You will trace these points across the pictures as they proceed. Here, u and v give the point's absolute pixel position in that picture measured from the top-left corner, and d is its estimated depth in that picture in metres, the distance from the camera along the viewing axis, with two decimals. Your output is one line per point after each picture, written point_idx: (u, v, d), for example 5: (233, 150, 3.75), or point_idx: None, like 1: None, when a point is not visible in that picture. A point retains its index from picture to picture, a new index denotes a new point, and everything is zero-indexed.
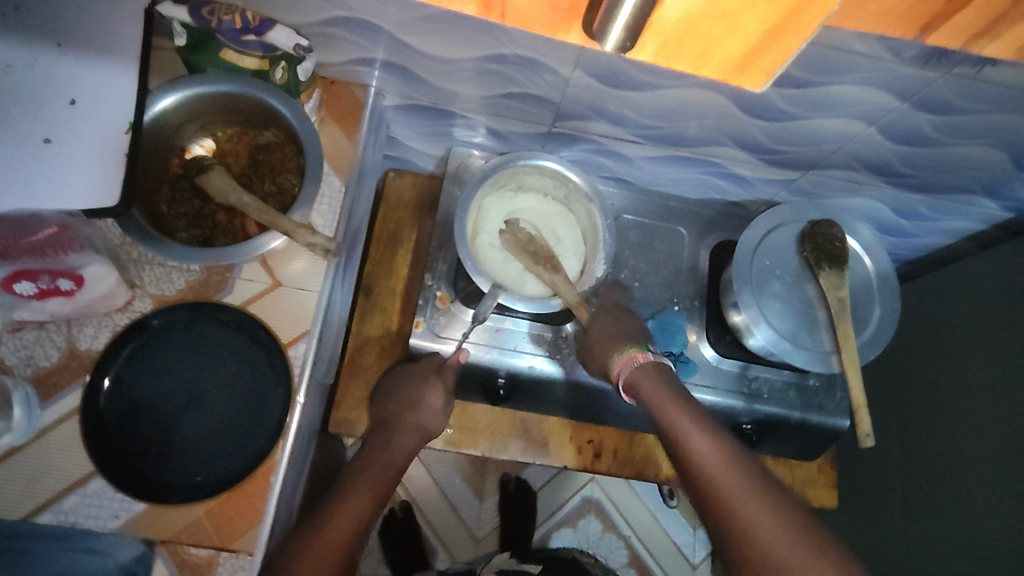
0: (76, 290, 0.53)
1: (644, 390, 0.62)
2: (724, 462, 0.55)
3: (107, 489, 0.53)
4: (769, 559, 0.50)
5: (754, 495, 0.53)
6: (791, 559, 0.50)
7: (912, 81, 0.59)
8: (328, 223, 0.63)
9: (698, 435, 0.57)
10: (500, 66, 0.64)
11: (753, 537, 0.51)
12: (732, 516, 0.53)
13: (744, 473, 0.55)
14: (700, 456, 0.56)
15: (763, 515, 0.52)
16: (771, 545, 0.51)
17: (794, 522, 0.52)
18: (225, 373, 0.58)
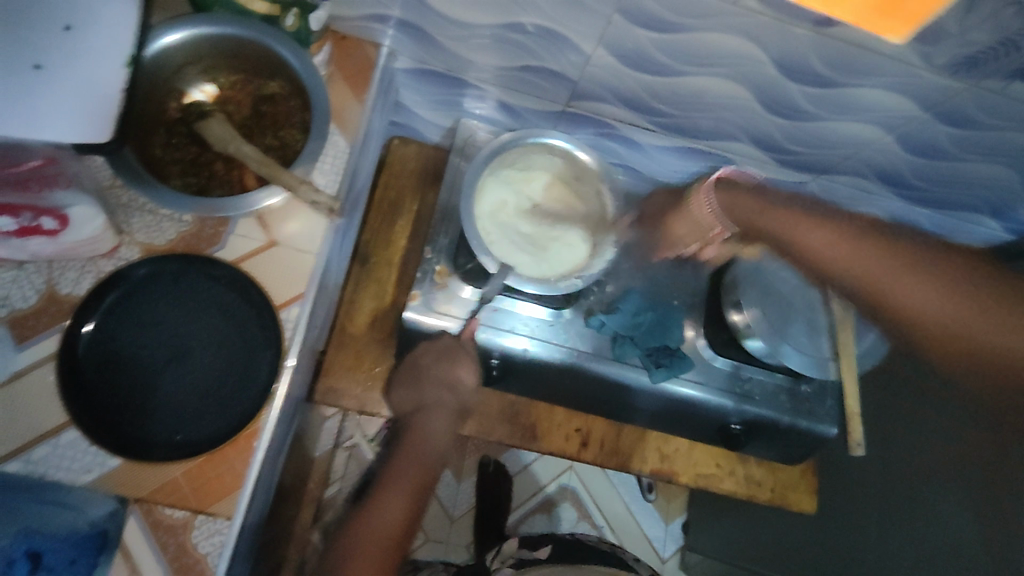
0: (60, 230, 0.51)
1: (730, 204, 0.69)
2: (827, 243, 0.62)
3: (81, 441, 0.51)
4: (875, 270, 0.58)
5: (883, 263, 0.58)
6: (890, 275, 0.57)
7: (938, 91, 0.58)
8: (331, 183, 0.60)
9: (815, 232, 0.63)
10: (519, 36, 0.62)
11: (880, 279, 0.58)
12: (839, 276, 0.61)
13: (886, 253, 0.58)
14: (828, 248, 0.61)
15: (818, 232, 0.63)
16: (922, 307, 0.56)
17: (888, 255, 0.58)
18: (215, 331, 0.55)
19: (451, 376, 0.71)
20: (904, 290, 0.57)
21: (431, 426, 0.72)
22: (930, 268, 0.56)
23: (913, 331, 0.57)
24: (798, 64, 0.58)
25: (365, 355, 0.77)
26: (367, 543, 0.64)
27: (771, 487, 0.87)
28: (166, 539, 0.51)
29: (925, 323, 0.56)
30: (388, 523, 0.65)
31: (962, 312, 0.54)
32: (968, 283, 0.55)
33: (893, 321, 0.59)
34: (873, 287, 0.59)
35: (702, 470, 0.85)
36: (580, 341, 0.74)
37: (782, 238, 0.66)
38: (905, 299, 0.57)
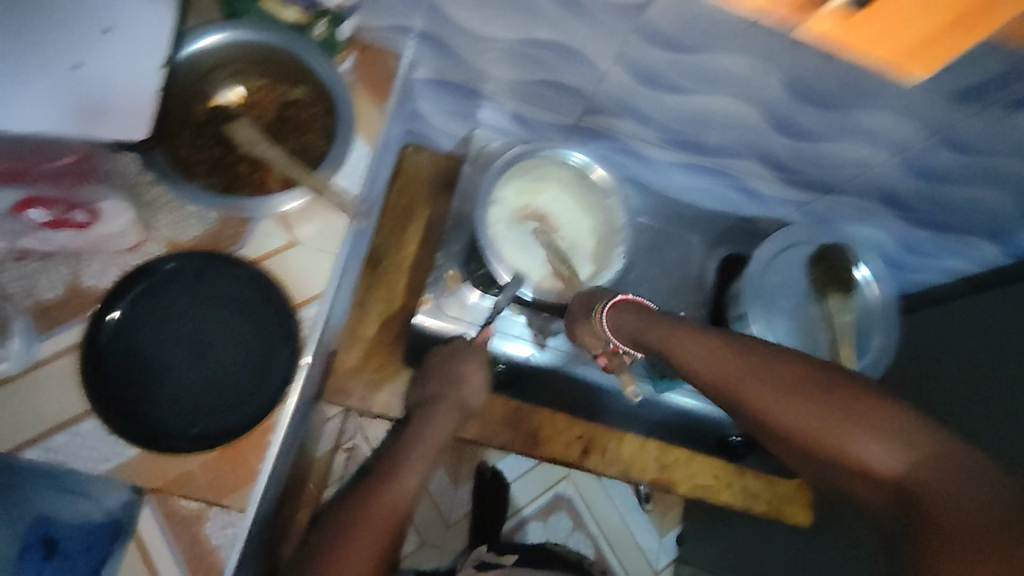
0: (89, 224, 0.52)
1: (630, 327, 0.62)
2: (709, 352, 0.57)
3: (100, 430, 0.52)
4: (824, 423, 0.50)
5: (847, 413, 0.50)
6: (831, 426, 0.50)
7: (941, 117, 0.60)
8: (352, 187, 0.64)
9: (690, 343, 0.57)
10: (538, 51, 0.64)
11: (826, 432, 0.50)
12: (774, 417, 0.53)
13: (745, 360, 0.55)
14: (707, 371, 0.56)
15: (789, 408, 0.52)
16: (870, 460, 0.49)
17: (809, 390, 0.52)
18: (235, 327, 0.57)
19: (457, 374, 0.68)
20: (866, 442, 0.49)
21: (433, 418, 0.67)
22: (881, 415, 0.49)
23: (862, 484, 0.50)
24: (807, 88, 0.60)
25: (372, 356, 0.78)
26: (362, 525, 0.57)
27: (768, 500, 0.88)
28: (180, 530, 0.53)
29: (872, 495, 0.50)
30: (384, 508, 0.59)
31: (921, 465, 0.47)
32: (921, 431, 0.48)
33: (811, 461, 0.52)
34: (817, 436, 0.51)
35: (702, 482, 0.85)
36: None
37: (662, 353, 0.60)
38: (862, 457, 0.49)
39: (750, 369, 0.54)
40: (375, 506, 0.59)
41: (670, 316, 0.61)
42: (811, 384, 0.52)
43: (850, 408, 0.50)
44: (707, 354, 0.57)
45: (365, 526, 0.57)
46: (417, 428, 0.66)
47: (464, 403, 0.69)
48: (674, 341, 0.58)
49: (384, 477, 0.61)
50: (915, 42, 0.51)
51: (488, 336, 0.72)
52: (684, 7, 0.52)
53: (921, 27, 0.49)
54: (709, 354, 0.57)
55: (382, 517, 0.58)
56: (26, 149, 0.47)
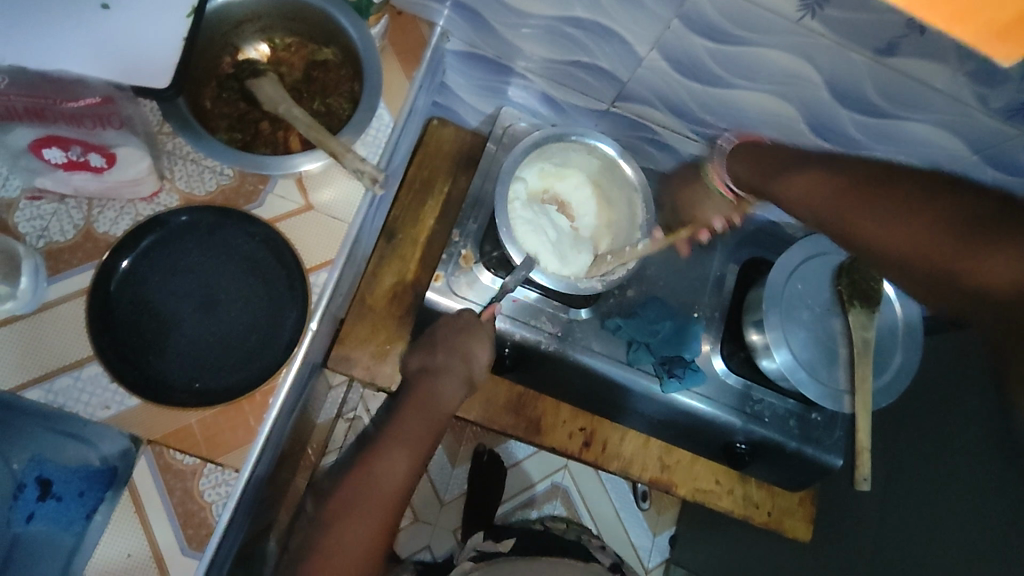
0: (105, 168, 0.52)
1: (736, 168, 0.67)
2: (817, 182, 0.56)
3: (102, 377, 0.52)
4: (947, 244, 0.46)
5: (944, 237, 0.46)
6: (954, 246, 0.46)
7: (990, 134, 0.57)
8: (372, 155, 0.63)
9: (796, 176, 0.58)
10: (573, 30, 0.61)
11: (946, 253, 0.46)
12: (859, 227, 0.52)
13: (835, 178, 0.55)
14: (800, 197, 0.58)
15: (875, 212, 0.51)
16: (991, 274, 0.43)
17: (925, 197, 0.48)
18: (244, 285, 0.56)
19: (467, 353, 0.63)
20: (984, 260, 0.44)
21: (442, 390, 0.63)
22: (1012, 230, 0.44)
23: (955, 299, 0.46)
24: (852, 91, 0.57)
25: (380, 328, 0.78)
26: (362, 506, 0.57)
27: (768, 510, 0.86)
28: (173, 483, 0.52)
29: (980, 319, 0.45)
30: (385, 489, 0.58)
31: (925, 247, 0.47)
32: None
33: (934, 284, 0.48)
34: (936, 270, 0.47)
35: (701, 485, 0.85)
36: (594, 341, 0.74)
37: (778, 200, 0.61)
38: (977, 276, 0.44)
39: (874, 196, 0.51)
40: (375, 486, 0.58)
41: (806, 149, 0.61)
42: (883, 186, 0.51)
43: (960, 233, 0.46)
44: (824, 179, 0.56)
45: (366, 506, 0.57)
46: (423, 400, 0.63)
47: (472, 378, 0.65)
48: (786, 176, 0.59)
49: (387, 453, 0.60)
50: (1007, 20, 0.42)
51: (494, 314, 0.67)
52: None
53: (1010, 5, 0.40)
54: (825, 170, 0.56)
55: (383, 497, 0.58)
56: (48, 86, 0.46)
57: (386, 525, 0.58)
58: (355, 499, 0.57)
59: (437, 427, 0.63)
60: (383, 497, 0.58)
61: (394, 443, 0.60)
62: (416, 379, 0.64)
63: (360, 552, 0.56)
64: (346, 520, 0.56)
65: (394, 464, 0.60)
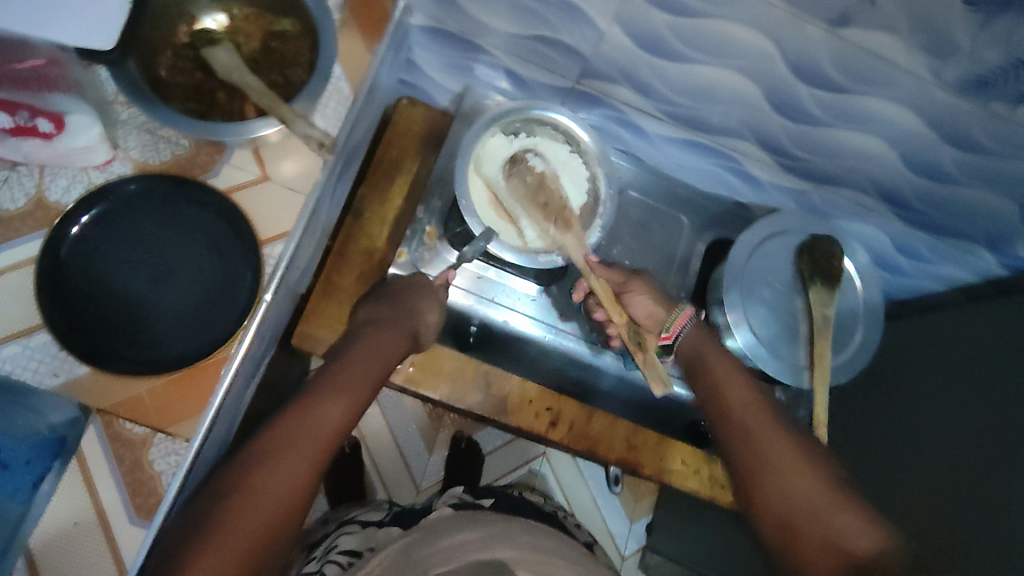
0: (54, 135, 0.51)
1: (690, 347, 0.69)
2: (738, 386, 0.65)
3: (51, 345, 0.52)
4: (778, 475, 0.56)
5: (805, 477, 0.56)
6: (796, 488, 0.55)
7: (945, 109, 0.58)
8: (328, 127, 0.65)
9: (739, 388, 0.65)
10: (536, 3, 0.61)
11: (775, 475, 0.57)
12: (755, 442, 0.60)
13: (762, 413, 0.62)
14: (709, 387, 0.66)
15: (772, 442, 0.59)
16: (807, 507, 0.53)
17: (806, 459, 0.57)
18: (198, 257, 0.56)
19: (417, 312, 0.65)
20: (840, 514, 0.52)
21: (385, 341, 0.61)
22: (852, 496, 0.54)
23: (818, 562, 0.51)
24: (808, 66, 0.58)
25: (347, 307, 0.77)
26: (292, 439, 0.48)
27: (734, 491, 0.85)
28: (122, 453, 0.53)
29: (812, 560, 0.51)
30: (320, 427, 0.51)
31: (790, 498, 0.55)
32: (892, 529, 0.50)
33: (787, 544, 0.54)
34: (789, 505, 0.55)
35: (668, 465, 0.83)
36: (558, 318, 0.77)
37: (702, 388, 0.67)
38: (820, 510, 0.53)
39: (773, 441, 0.59)
40: (309, 423, 0.50)
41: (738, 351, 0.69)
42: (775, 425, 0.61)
43: (816, 482, 0.55)
44: (770, 433, 0.60)
45: (299, 444, 0.49)
46: (367, 349, 0.60)
47: (416, 331, 0.65)
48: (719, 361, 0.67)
49: (325, 395, 0.53)
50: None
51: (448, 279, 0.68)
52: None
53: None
54: (776, 438, 0.60)
55: (317, 436, 0.50)
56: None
57: (316, 471, 0.49)
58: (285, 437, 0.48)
59: (382, 373, 0.59)
60: (315, 437, 0.50)
61: (331, 386, 0.54)
62: (360, 329, 0.64)
63: (282, 497, 0.46)
64: (271, 454, 0.47)
65: (333, 402, 0.52)
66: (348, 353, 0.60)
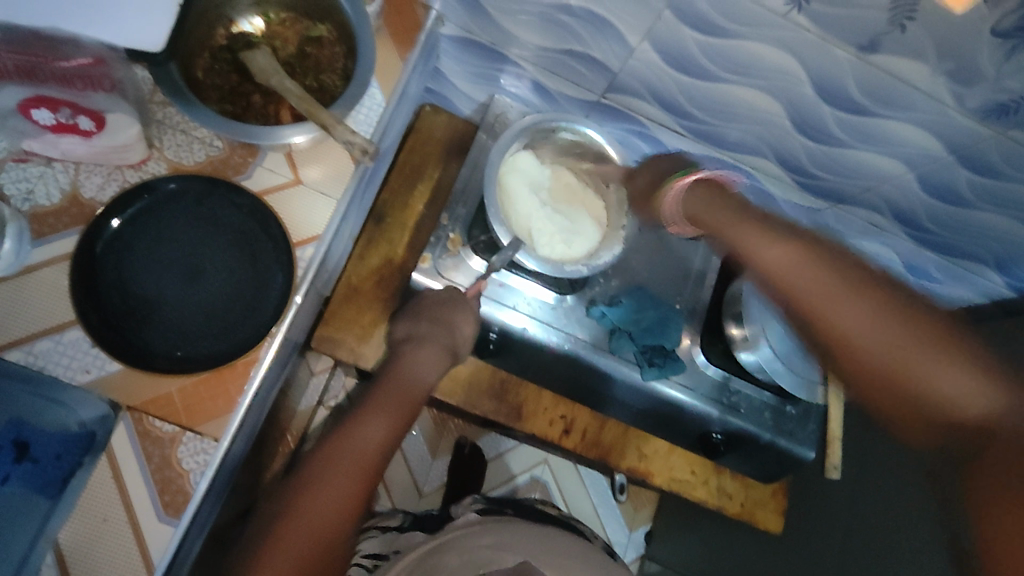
0: (94, 133, 0.52)
1: (694, 207, 0.63)
2: (792, 257, 0.53)
3: (84, 342, 0.52)
4: (909, 355, 0.47)
5: (911, 346, 0.47)
6: (899, 343, 0.47)
7: (965, 134, 0.59)
8: (365, 133, 0.64)
9: (774, 247, 0.54)
10: (567, 18, 0.62)
11: (907, 363, 0.47)
12: (825, 322, 0.50)
13: (823, 263, 0.51)
14: (768, 263, 0.54)
15: (852, 304, 0.49)
16: (860, 335, 0.48)
17: (916, 319, 0.48)
18: (230, 258, 0.56)
19: (450, 322, 0.67)
20: (943, 375, 0.46)
21: (421, 360, 0.65)
22: (973, 349, 0.47)
23: (922, 433, 0.48)
24: (833, 88, 0.59)
25: (365, 311, 0.78)
26: (335, 464, 0.54)
27: (741, 502, 0.88)
28: (152, 450, 0.52)
29: (928, 439, 0.48)
30: (361, 451, 0.56)
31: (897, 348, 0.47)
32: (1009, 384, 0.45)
33: (910, 423, 0.48)
34: (896, 370, 0.47)
35: (676, 474, 0.86)
36: (578, 328, 0.75)
37: (728, 242, 0.59)
38: (937, 390, 0.46)
39: (853, 295, 0.49)
40: (350, 446, 0.56)
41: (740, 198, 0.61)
42: (864, 283, 0.49)
43: (929, 344, 0.47)
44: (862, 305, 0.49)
45: (345, 464, 0.55)
46: (404, 368, 0.64)
47: (454, 346, 0.67)
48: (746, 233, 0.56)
49: (366, 415, 0.59)
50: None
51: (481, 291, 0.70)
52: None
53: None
54: (865, 304, 0.49)
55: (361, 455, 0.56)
56: (39, 44, 0.45)
57: (360, 489, 0.54)
58: (332, 457, 0.54)
59: (417, 399, 0.63)
60: (360, 456, 0.55)
61: (373, 406, 0.59)
62: (400, 347, 0.67)
63: (330, 513, 0.52)
64: (317, 478, 0.53)
65: (375, 422, 0.58)
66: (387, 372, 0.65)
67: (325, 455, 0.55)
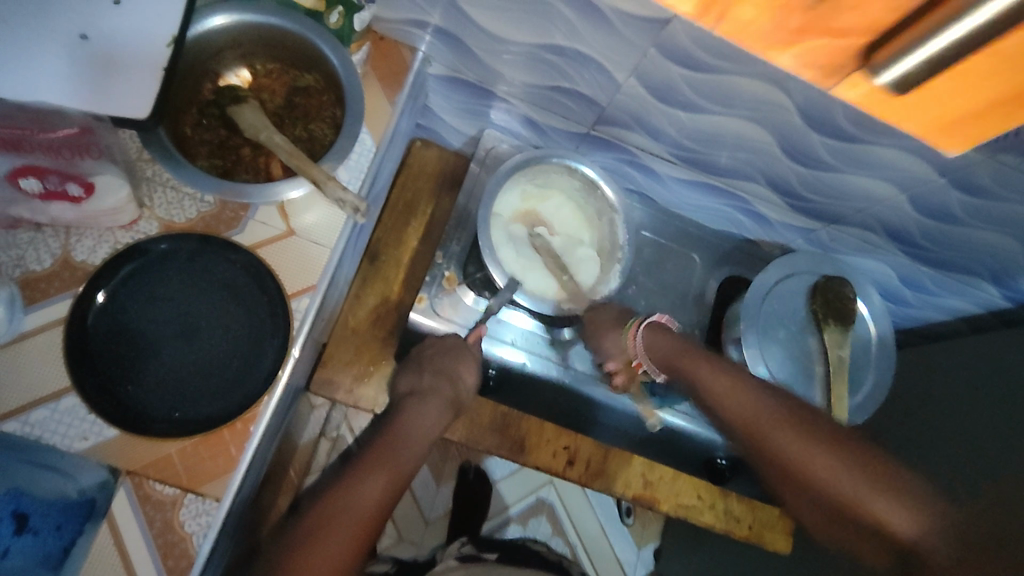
0: (83, 199, 0.51)
1: (654, 346, 0.71)
2: (736, 394, 0.65)
3: (80, 408, 0.52)
4: (788, 460, 0.60)
5: (823, 441, 0.60)
6: (845, 481, 0.58)
7: (955, 158, 0.59)
8: (354, 181, 0.63)
9: (721, 381, 0.65)
10: (554, 57, 0.62)
11: (855, 500, 0.57)
12: (768, 442, 0.62)
13: (812, 433, 0.61)
14: (739, 412, 0.64)
15: (781, 433, 0.61)
16: (800, 463, 0.60)
17: (823, 439, 0.60)
18: (225, 314, 0.56)
19: (453, 370, 0.68)
20: (881, 509, 0.56)
21: (425, 411, 0.65)
22: (912, 492, 0.56)
23: (871, 546, 0.56)
24: (821, 118, 0.59)
25: (364, 350, 0.78)
26: (335, 526, 0.54)
27: (750, 524, 0.86)
28: (153, 515, 0.52)
29: (869, 551, 0.57)
30: (361, 508, 0.56)
31: (872, 491, 0.56)
32: (933, 505, 0.55)
33: (839, 522, 0.59)
34: (850, 502, 0.57)
35: (684, 501, 0.84)
36: (573, 359, 0.78)
37: (699, 387, 0.67)
38: (879, 515, 0.56)
39: (807, 433, 0.61)
40: (350, 502, 0.56)
41: (691, 346, 0.69)
42: (803, 431, 0.61)
43: (872, 481, 0.57)
44: (754, 403, 0.64)
45: (343, 522, 0.55)
46: (406, 420, 0.64)
47: (456, 398, 0.68)
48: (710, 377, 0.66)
49: (366, 471, 0.59)
50: (946, 119, 0.55)
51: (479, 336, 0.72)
52: (708, 25, 0.51)
53: (954, 100, 0.52)
54: (753, 395, 0.64)
55: (358, 513, 0.56)
56: (24, 117, 0.46)
57: (358, 548, 0.55)
58: (331, 515, 0.55)
59: (420, 449, 0.64)
60: (359, 515, 0.56)
61: (371, 463, 0.60)
62: (402, 400, 0.67)
63: (328, 570, 0.52)
64: (317, 535, 0.53)
65: (374, 478, 0.58)
66: (389, 424, 0.64)
67: (322, 513, 0.55)
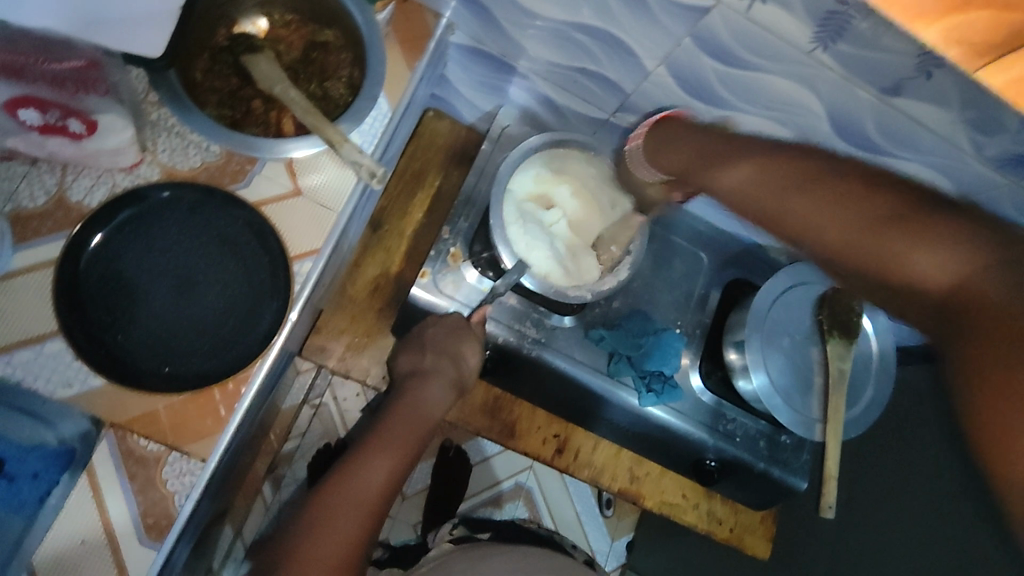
0: (85, 136, 0.49)
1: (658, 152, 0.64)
2: (736, 163, 0.55)
3: (65, 354, 0.50)
4: (860, 239, 0.47)
5: (876, 226, 0.47)
6: (842, 215, 0.48)
7: (979, 180, 0.59)
8: (366, 145, 0.62)
9: (729, 170, 0.55)
10: (582, 36, 0.60)
11: (863, 246, 0.47)
12: (789, 221, 0.51)
13: (818, 176, 0.50)
14: (730, 192, 0.55)
15: (795, 200, 0.50)
16: (819, 229, 0.49)
17: (830, 185, 0.49)
18: (225, 270, 0.54)
19: (456, 350, 0.68)
20: (914, 253, 0.45)
21: (426, 392, 0.68)
22: (951, 225, 0.44)
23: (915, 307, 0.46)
24: (850, 127, 0.58)
25: (359, 321, 0.76)
26: (342, 505, 0.59)
27: (730, 527, 0.89)
28: (136, 471, 0.50)
29: (916, 309, 0.46)
30: (367, 490, 0.61)
31: (868, 233, 0.47)
32: (962, 241, 0.43)
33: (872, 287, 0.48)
34: (875, 260, 0.47)
35: (669, 499, 0.86)
36: (577, 349, 0.73)
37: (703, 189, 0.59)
38: (908, 264, 0.45)
39: (790, 180, 0.51)
40: (356, 487, 0.61)
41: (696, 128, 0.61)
42: (830, 180, 0.49)
43: (891, 228, 0.46)
44: (734, 171, 0.55)
45: (349, 505, 0.59)
46: (407, 408, 0.68)
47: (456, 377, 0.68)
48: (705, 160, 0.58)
49: (370, 456, 0.63)
50: None
51: (484, 316, 0.69)
52: None
53: None
54: (745, 168, 0.55)
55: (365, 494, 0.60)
56: (28, 43, 0.43)
57: (367, 527, 0.60)
58: (339, 499, 0.59)
59: (421, 433, 0.67)
60: (367, 497, 0.61)
61: (375, 448, 0.64)
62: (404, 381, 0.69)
63: (341, 549, 0.57)
64: (327, 518, 0.58)
65: (378, 461, 0.63)
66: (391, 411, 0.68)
67: (330, 498, 0.60)
